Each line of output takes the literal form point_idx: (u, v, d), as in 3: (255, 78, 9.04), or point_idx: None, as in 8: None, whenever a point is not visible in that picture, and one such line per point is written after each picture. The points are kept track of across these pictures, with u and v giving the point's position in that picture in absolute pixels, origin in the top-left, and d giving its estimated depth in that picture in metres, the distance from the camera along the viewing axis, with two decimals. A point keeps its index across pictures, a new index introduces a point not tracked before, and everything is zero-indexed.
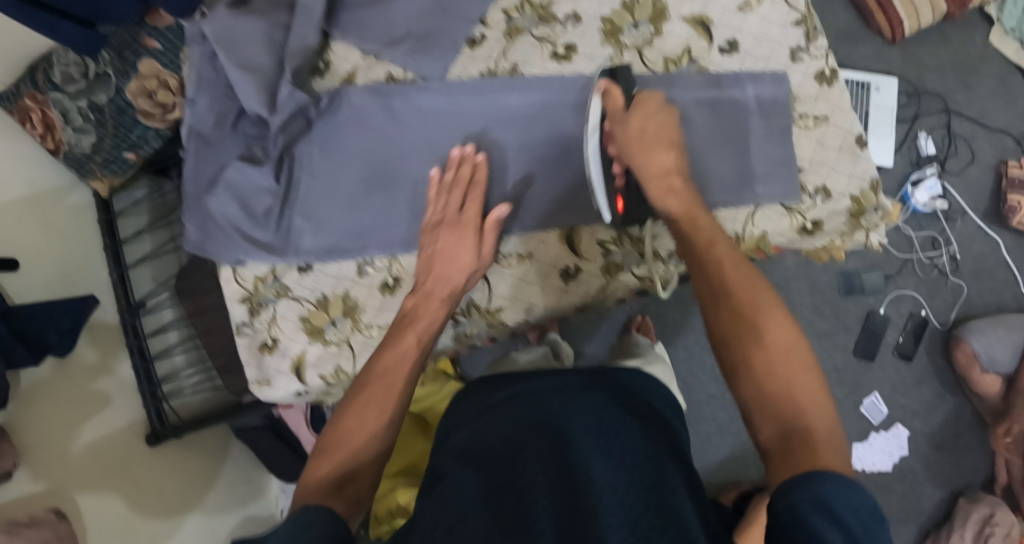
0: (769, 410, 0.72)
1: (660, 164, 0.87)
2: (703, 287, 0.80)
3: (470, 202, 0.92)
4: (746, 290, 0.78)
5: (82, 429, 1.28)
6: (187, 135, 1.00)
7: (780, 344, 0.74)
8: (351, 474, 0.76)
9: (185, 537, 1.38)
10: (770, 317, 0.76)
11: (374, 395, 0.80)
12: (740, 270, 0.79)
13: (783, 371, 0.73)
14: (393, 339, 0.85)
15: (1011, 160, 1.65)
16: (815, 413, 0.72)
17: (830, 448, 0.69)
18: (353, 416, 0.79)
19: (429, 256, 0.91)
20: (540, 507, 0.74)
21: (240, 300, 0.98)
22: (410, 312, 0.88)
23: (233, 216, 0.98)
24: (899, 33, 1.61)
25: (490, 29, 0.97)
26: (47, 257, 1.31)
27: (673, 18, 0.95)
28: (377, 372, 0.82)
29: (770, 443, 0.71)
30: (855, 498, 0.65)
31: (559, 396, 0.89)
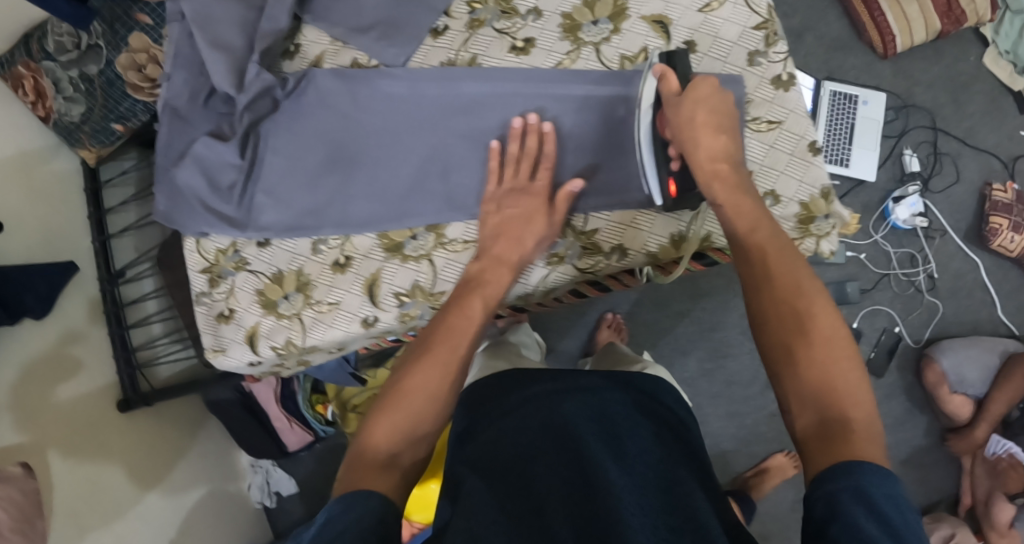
0: (807, 398, 0.73)
1: (710, 152, 0.86)
2: (748, 277, 0.81)
3: (540, 172, 0.93)
4: (786, 279, 0.78)
5: (57, 389, 1.30)
6: (161, 108, 1.02)
7: (822, 331, 0.75)
8: (403, 444, 0.78)
9: (149, 504, 1.40)
10: (813, 306, 0.76)
11: (437, 357, 0.83)
12: (782, 258, 0.80)
13: (825, 359, 0.74)
14: (460, 305, 0.88)
15: (995, 181, 1.64)
16: (853, 402, 0.72)
17: (867, 437, 0.70)
18: (417, 376, 0.81)
19: (499, 222, 0.92)
20: (557, 514, 0.75)
21: (201, 271, 1.02)
22: (477, 277, 0.91)
23: (199, 189, 1.01)
24: (890, 49, 1.62)
25: (454, 19, 0.98)
26: (30, 222, 1.33)
27: (632, 17, 0.96)
28: (440, 338, 0.85)
29: (806, 431, 0.72)
30: (892, 488, 0.66)
31: (576, 394, 0.89)
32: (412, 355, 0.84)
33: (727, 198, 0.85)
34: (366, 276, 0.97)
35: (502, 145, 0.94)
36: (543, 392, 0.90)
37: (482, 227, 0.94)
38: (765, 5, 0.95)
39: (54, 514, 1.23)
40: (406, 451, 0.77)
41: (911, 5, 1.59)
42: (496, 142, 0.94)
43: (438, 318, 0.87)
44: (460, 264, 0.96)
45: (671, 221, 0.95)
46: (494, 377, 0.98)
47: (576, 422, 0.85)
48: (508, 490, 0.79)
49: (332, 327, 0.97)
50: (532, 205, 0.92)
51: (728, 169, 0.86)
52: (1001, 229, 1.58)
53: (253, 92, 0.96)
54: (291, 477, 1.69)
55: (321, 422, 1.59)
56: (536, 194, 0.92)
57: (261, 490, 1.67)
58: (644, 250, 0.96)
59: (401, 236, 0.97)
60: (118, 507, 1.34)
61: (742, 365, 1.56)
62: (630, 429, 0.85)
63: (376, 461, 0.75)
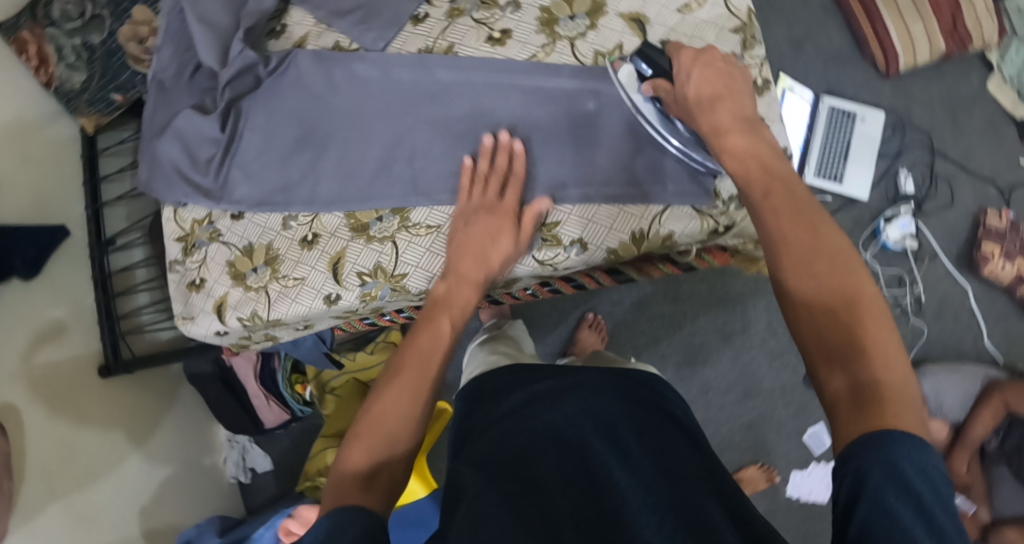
0: (836, 364, 0.67)
1: (721, 115, 0.82)
2: (767, 239, 0.74)
3: (508, 191, 0.94)
4: (807, 234, 0.72)
5: (36, 353, 1.27)
6: (149, 80, 1.07)
7: (852, 289, 0.69)
8: (381, 463, 0.78)
9: (122, 471, 1.39)
10: (837, 265, 0.70)
11: (407, 377, 0.85)
12: (797, 218, 0.73)
13: (854, 321, 0.68)
14: (428, 323, 0.90)
15: (991, 208, 1.62)
16: (886, 364, 0.66)
17: (902, 402, 0.64)
18: (387, 399, 0.83)
19: (465, 238, 0.93)
20: (563, 515, 0.74)
21: (176, 240, 1.06)
22: (443, 297, 0.93)
23: (178, 158, 1.03)
24: (893, 66, 1.61)
25: (435, 7, 1.01)
26: (22, 185, 1.32)
27: (610, 14, 0.97)
28: (409, 356, 0.87)
29: (838, 396, 0.67)
30: (926, 463, 0.61)
31: (576, 393, 0.88)
32: (383, 379, 0.86)
33: (739, 152, 0.80)
34: (332, 253, 0.99)
35: (473, 162, 0.95)
36: (544, 391, 0.89)
37: (449, 245, 0.95)
38: (745, 9, 0.96)
39: (29, 477, 1.21)
40: (385, 468, 0.78)
41: (916, 24, 1.57)
42: (468, 158, 0.95)
43: (409, 338, 0.90)
44: (422, 248, 0.97)
45: (636, 215, 0.95)
46: (498, 377, 0.97)
47: (575, 424, 0.84)
48: (510, 488, 0.77)
49: (296, 302, 0.99)
50: (501, 225, 0.93)
51: (744, 129, 0.81)
52: (993, 257, 1.56)
53: (235, 68, 1.01)
54: (266, 455, 1.71)
55: (299, 401, 1.60)
56: (503, 213, 0.93)
57: (237, 466, 1.69)
58: (604, 245, 0.96)
59: (368, 217, 0.99)
60: (93, 471, 1.32)
61: (720, 372, 1.55)
62: (625, 429, 0.83)
63: (355, 481, 0.75)
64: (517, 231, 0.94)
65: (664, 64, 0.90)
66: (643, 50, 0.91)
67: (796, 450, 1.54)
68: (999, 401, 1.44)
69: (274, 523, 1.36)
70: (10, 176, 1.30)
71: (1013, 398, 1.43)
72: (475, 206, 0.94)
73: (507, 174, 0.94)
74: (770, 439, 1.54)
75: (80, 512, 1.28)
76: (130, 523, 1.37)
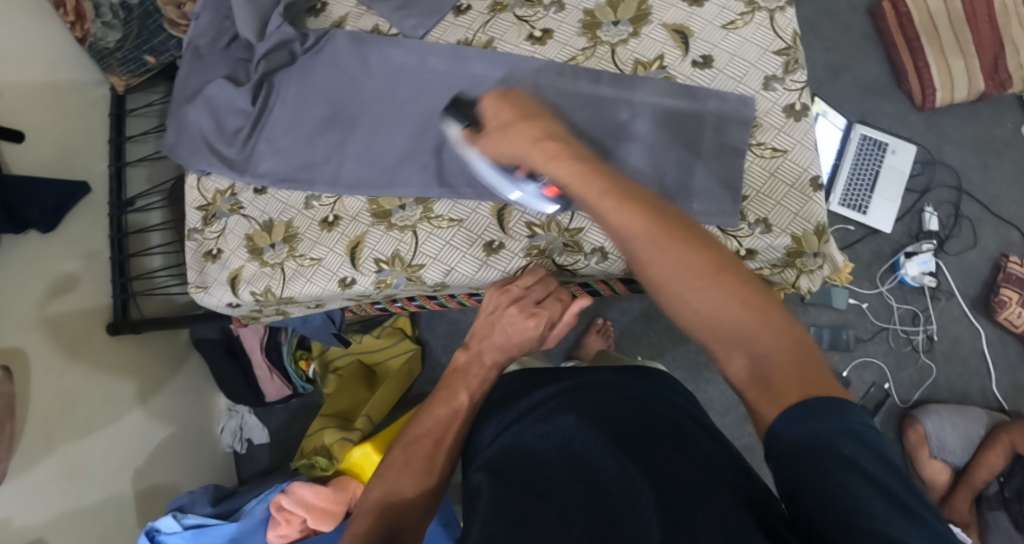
0: (727, 343, 0.71)
1: (531, 136, 0.81)
2: (624, 248, 0.76)
3: (550, 299, 0.94)
4: (652, 229, 0.74)
5: (46, 303, 1.28)
6: (185, 45, 1.07)
7: (704, 266, 0.72)
8: (390, 532, 0.82)
9: (120, 429, 1.39)
10: (685, 249, 0.73)
11: (418, 454, 0.88)
12: (641, 214, 0.75)
13: (723, 298, 0.71)
14: (446, 396, 0.92)
15: (1012, 254, 1.60)
16: (768, 327, 0.70)
17: (807, 366, 0.68)
18: (393, 473, 0.87)
19: (491, 322, 0.95)
20: (570, 521, 0.74)
21: (197, 208, 1.06)
22: (462, 367, 0.94)
23: (206, 126, 1.03)
24: (929, 101, 1.59)
25: (478, 1, 1.01)
26: (48, 136, 1.32)
27: (654, 23, 0.96)
28: (422, 430, 0.89)
29: (740, 375, 0.70)
30: (858, 425, 0.64)
31: (587, 393, 0.87)
32: (396, 450, 0.89)
33: (567, 164, 0.79)
34: (351, 237, 0.98)
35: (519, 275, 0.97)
36: (554, 394, 0.88)
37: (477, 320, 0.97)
38: (790, 31, 0.94)
39: (28, 426, 1.21)
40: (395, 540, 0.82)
41: (958, 61, 1.56)
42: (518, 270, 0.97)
43: (426, 408, 0.92)
44: (441, 241, 0.97)
45: None
46: (513, 377, 0.96)
47: (579, 423, 0.82)
48: (516, 495, 0.77)
49: (311, 282, 0.99)
50: (528, 329, 0.93)
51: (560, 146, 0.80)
52: (1009, 302, 1.53)
53: (271, 43, 1.00)
54: (263, 426, 1.72)
55: (301, 378, 1.60)
56: (534, 319, 0.92)
57: (233, 435, 1.70)
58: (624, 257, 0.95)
59: (391, 205, 0.98)
60: (90, 425, 1.33)
61: (722, 393, 1.55)
62: (636, 429, 0.81)
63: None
64: (544, 333, 0.94)
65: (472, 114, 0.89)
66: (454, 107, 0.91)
67: None
68: (1005, 442, 1.41)
69: (266, 498, 1.33)
70: (36, 128, 1.30)
71: (1020, 441, 1.39)
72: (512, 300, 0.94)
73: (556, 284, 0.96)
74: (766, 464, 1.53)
75: (72, 464, 1.28)
76: (123, 481, 1.38)
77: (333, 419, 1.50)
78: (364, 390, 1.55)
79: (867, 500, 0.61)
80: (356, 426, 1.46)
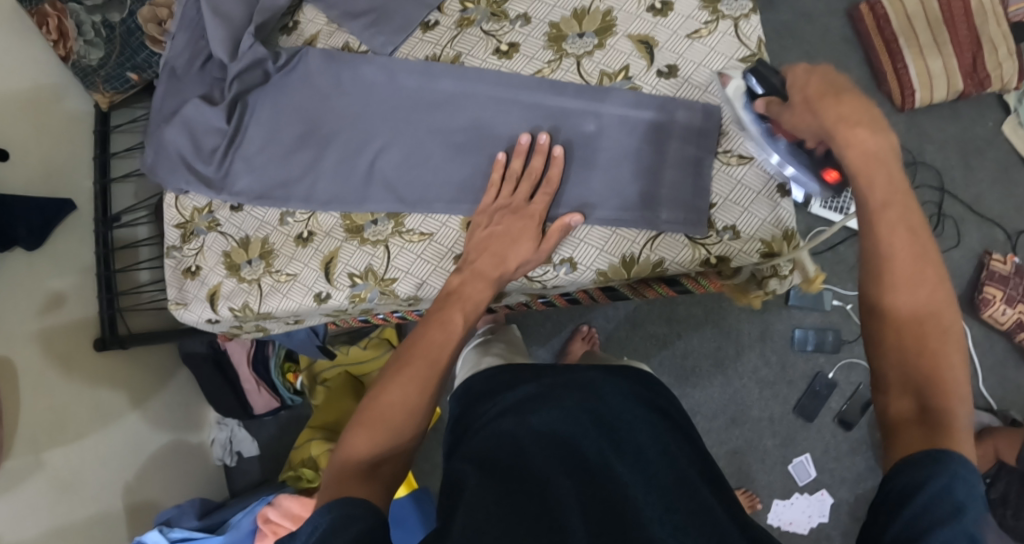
0: (902, 379, 0.70)
1: (847, 112, 0.76)
2: (869, 257, 0.73)
3: (539, 196, 0.93)
4: (915, 262, 0.72)
5: (34, 320, 1.29)
6: (162, 66, 1.08)
7: (940, 325, 0.70)
8: (384, 452, 0.75)
9: (110, 445, 1.40)
10: (934, 301, 0.71)
11: (416, 372, 0.80)
12: (912, 242, 0.72)
13: (923, 350, 0.70)
14: (442, 318, 0.86)
15: (996, 251, 1.60)
16: (955, 393, 0.68)
17: (963, 434, 0.66)
18: (394, 390, 0.79)
19: (487, 236, 0.92)
20: (567, 515, 0.76)
21: (176, 226, 1.07)
22: (457, 290, 0.90)
23: (182, 146, 1.04)
24: (908, 102, 1.60)
25: (445, 16, 1.02)
26: (34, 155, 1.33)
27: (618, 34, 0.97)
28: (419, 349, 0.82)
29: (904, 415, 0.69)
30: (971, 488, 0.62)
31: (571, 390, 0.90)
32: (392, 368, 0.81)
33: (869, 155, 0.75)
34: (325, 253, 1.00)
35: (506, 158, 0.95)
36: (535, 392, 0.91)
37: (467, 244, 0.94)
38: (756, 38, 0.95)
39: (18, 440, 1.22)
40: (388, 460, 0.75)
41: (935, 61, 1.57)
42: (502, 154, 0.95)
43: (420, 330, 0.85)
44: (414, 255, 0.98)
45: (628, 240, 0.94)
46: (497, 370, 1.00)
47: (565, 420, 0.86)
48: (506, 487, 0.79)
49: (287, 297, 1.00)
50: (524, 229, 0.92)
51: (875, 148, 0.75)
52: (993, 300, 1.53)
53: (245, 62, 1.01)
54: (253, 439, 1.73)
55: (289, 390, 1.62)
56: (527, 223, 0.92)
57: (223, 449, 1.70)
58: (593, 267, 0.95)
59: (363, 220, 1.00)
60: (78, 440, 1.34)
61: (709, 397, 1.57)
62: (612, 437, 0.85)
63: (357, 471, 0.73)
64: (539, 240, 0.92)
65: (775, 83, 0.85)
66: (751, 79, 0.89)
67: (780, 480, 1.54)
68: (989, 446, 1.43)
69: (253, 510, 1.35)
70: (20, 148, 1.31)
71: (1003, 449, 1.41)
72: (502, 206, 0.94)
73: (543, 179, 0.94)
74: (754, 468, 1.55)
75: (63, 478, 1.29)
76: (113, 495, 1.39)
77: (320, 431, 1.51)
78: (351, 402, 1.56)
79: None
80: None
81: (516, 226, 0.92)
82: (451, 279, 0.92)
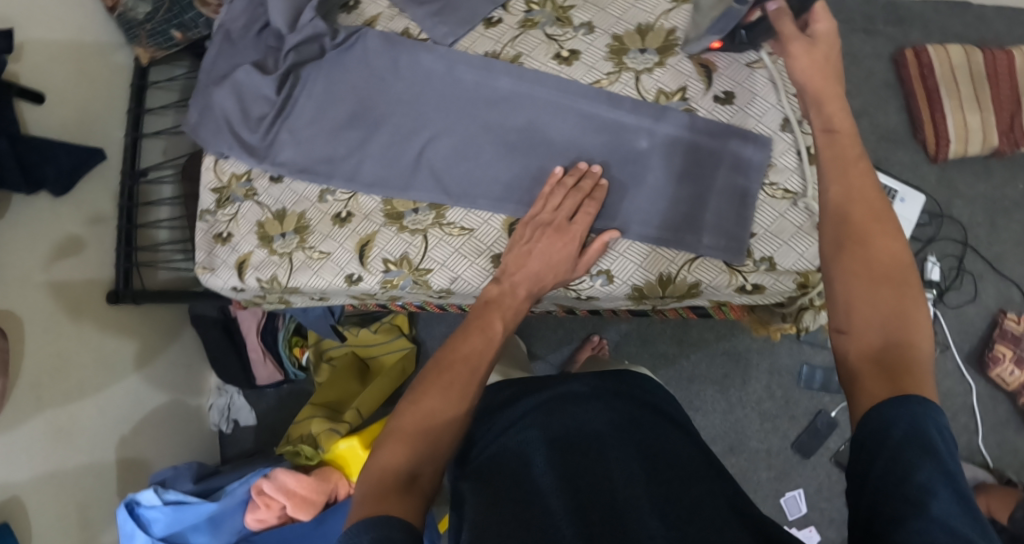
0: (872, 321, 0.72)
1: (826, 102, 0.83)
2: (837, 206, 0.77)
3: (580, 215, 0.92)
4: (863, 211, 0.76)
5: (51, 264, 1.28)
6: (216, 28, 1.09)
7: (887, 258, 0.73)
8: (421, 464, 0.77)
9: (110, 397, 1.40)
10: (874, 237, 0.75)
11: (455, 378, 0.83)
12: (863, 204, 0.76)
13: (878, 292, 0.72)
14: (481, 324, 0.88)
15: (1011, 311, 1.61)
16: (919, 332, 0.70)
17: (922, 374, 0.68)
18: (430, 398, 0.81)
19: (526, 252, 0.92)
20: (561, 516, 0.78)
21: (212, 190, 1.08)
22: (494, 299, 0.90)
23: (230, 110, 1.05)
24: (942, 153, 1.61)
25: (510, 15, 1.02)
26: (71, 99, 1.33)
27: (679, 54, 0.98)
28: (457, 357, 0.85)
29: (865, 356, 0.71)
30: (938, 421, 0.64)
31: (565, 406, 0.92)
32: (430, 374, 0.84)
33: (845, 128, 0.81)
34: (362, 235, 1.00)
35: (562, 172, 0.94)
36: (534, 408, 0.93)
37: (506, 254, 0.94)
38: None
39: (20, 381, 1.22)
40: (424, 471, 0.77)
41: (974, 115, 1.58)
42: (559, 168, 0.94)
43: (456, 337, 0.87)
44: (452, 248, 0.98)
45: (665, 259, 0.94)
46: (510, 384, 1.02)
47: (563, 431, 0.89)
48: (503, 497, 0.82)
49: (317, 275, 1.00)
50: (563, 248, 0.91)
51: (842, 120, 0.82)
52: (1003, 358, 1.54)
53: (303, 35, 1.01)
54: (251, 409, 1.73)
55: (294, 365, 1.61)
56: (568, 238, 0.92)
57: (221, 414, 1.70)
58: (628, 281, 0.96)
59: (404, 207, 1.00)
60: (81, 387, 1.34)
61: (709, 422, 1.58)
62: (611, 437, 0.87)
63: (395, 482, 0.75)
64: (577, 257, 0.92)
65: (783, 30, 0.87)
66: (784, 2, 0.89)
67: (770, 513, 1.54)
68: (983, 504, 1.43)
69: (248, 480, 1.34)
70: (59, 91, 1.30)
71: (996, 506, 1.41)
72: (543, 221, 0.93)
73: (588, 197, 0.93)
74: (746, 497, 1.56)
75: (60, 426, 1.29)
76: (107, 447, 1.38)
77: (321, 410, 1.51)
78: (356, 385, 1.56)
79: (942, 503, 0.60)
80: (344, 418, 1.46)
81: (558, 242, 0.91)
82: (488, 287, 0.93)
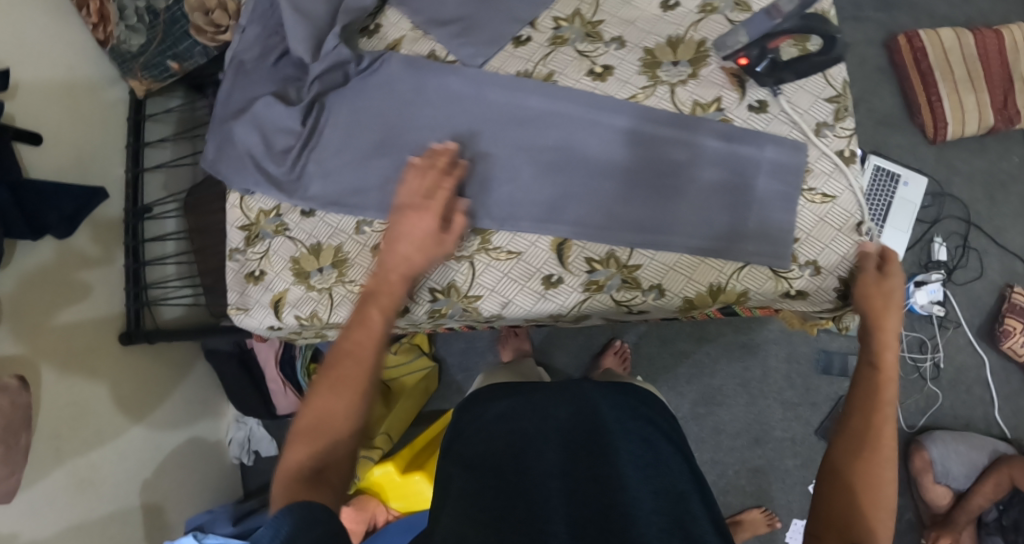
0: (839, 496, 0.80)
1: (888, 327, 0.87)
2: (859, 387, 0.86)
3: (437, 192, 0.92)
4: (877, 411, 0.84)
5: (57, 311, 1.24)
6: (230, 60, 1.06)
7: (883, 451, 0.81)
8: (325, 460, 0.80)
9: (127, 445, 1.36)
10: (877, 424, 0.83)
11: (341, 375, 0.84)
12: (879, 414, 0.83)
13: (859, 469, 0.81)
14: (359, 318, 0.88)
15: (1017, 284, 1.64)
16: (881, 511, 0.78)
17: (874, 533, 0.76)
18: (320, 397, 0.83)
19: (390, 237, 0.91)
20: (556, 509, 0.79)
21: (240, 228, 1.06)
22: (369, 291, 0.91)
23: (253, 145, 1.02)
24: (940, 134, 1.63)
25: (538, 32, 1.01)
26: (66, 139, 1.28)
27: (712, 64, 0.98)
28: (340, 352, 0.86)
29: (829, 513, 0.80)
30: None
31: (562, 399, 0.93)
32: (321, 376, 0.85)
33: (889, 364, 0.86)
34: None
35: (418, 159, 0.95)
36: (523, 400, 0.94)
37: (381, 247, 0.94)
38: (841, 79, 0.96)
39: (38, 436, 1.18)
40: (332, 467, 0.80)
41: (969, 95, 1.61)
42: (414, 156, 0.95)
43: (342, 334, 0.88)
44: (500, 272, 0.99)
45: (714, 270, 0.95)
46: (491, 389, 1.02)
47: (556, 423, 0.89)
48: (495, 485, 0.83)
49: None
50: (423, 225, 0.91)
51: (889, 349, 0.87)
52: (1013, 331, 1.57)
53: (327, 62, 1.01)
54: (271, 439, 1.67)
55: None
56: (426, 216, 0.91)
57: (240, 447, 1.67)
58: (680, 294, 0.96)
59: None
60: (99, 434, 1.30)
61: (734, 416, 1.59)
62: (599, 429, 0.87)
63: (300, 479, 0.78)
64: (441, 233, 0.92)
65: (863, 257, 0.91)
66: (807, 23, 0.92)
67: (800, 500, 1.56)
68: (1005, 475, 1.47)
69: None
70: (56, 132, 1.26)
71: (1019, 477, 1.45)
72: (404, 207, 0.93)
73: (445, 173, 0.93)
74: (775, 487, 1.57)
75: (81, 476, 1.25)
76: (130, 493, 1.35)
77: None
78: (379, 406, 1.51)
79: None
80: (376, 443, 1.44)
81: (416, 222, 0.91)
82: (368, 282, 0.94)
